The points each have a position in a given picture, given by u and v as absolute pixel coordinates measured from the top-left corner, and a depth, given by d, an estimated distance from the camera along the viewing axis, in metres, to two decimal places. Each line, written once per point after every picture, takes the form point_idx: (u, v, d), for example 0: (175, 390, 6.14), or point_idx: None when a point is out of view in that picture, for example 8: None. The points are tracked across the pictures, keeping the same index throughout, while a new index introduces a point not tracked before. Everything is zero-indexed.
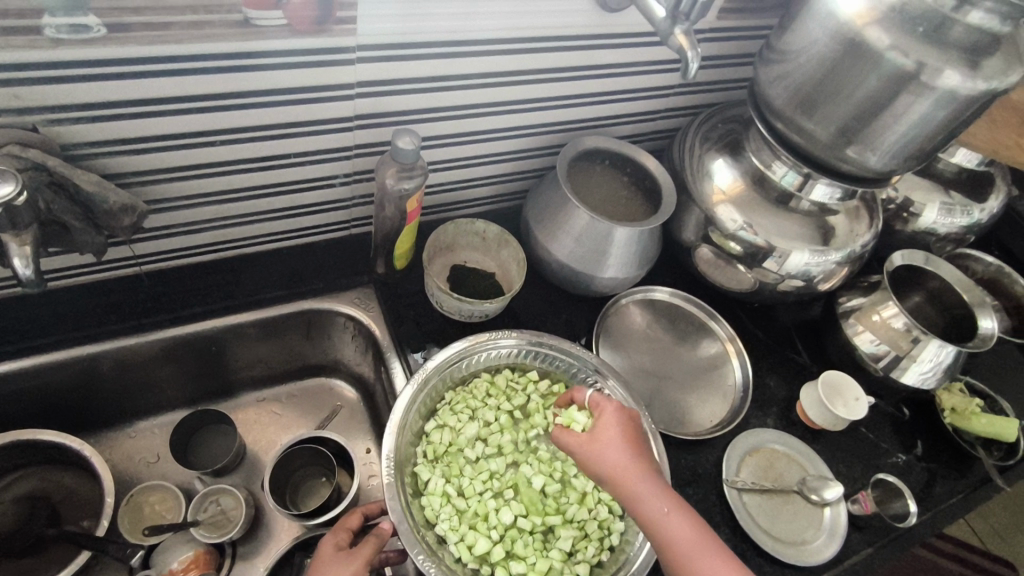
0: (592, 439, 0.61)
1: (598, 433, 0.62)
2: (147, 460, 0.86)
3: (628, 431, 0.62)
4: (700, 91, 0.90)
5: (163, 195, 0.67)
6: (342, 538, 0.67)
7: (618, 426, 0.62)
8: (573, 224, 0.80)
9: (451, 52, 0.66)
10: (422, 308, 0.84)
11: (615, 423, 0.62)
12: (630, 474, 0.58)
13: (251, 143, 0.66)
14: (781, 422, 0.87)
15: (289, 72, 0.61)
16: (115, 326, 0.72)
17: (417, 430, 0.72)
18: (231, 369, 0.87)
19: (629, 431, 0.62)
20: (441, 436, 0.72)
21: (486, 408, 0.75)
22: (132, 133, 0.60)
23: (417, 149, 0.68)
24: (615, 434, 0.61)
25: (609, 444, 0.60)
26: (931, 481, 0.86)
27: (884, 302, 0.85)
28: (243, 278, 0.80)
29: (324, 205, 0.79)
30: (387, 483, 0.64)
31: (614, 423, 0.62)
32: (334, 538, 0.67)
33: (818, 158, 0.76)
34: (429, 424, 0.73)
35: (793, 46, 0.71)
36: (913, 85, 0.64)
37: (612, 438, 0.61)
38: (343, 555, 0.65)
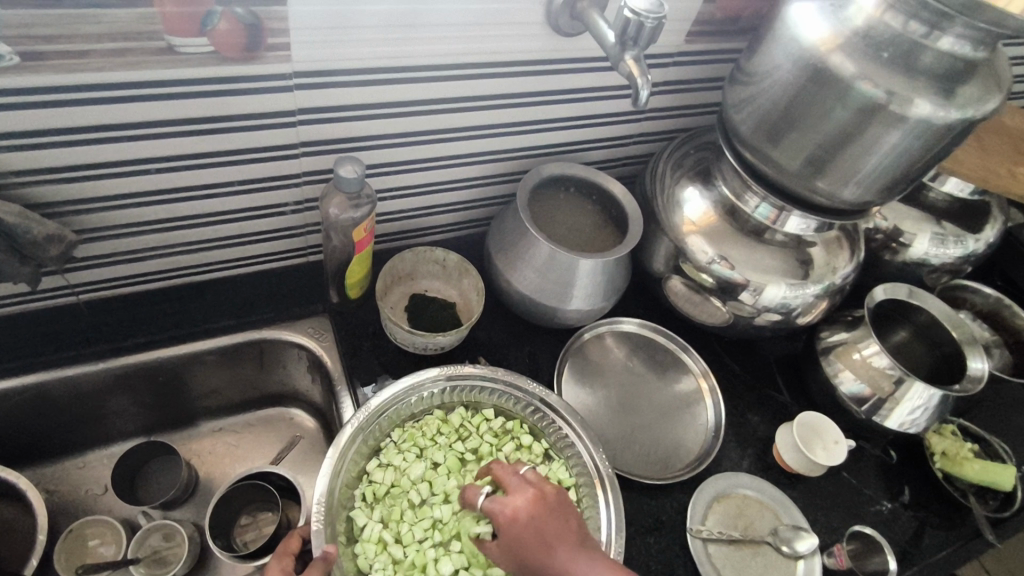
0: (512, 544, 0.55)
1: (512, 541, 0.55)
2: (95, 492, 0.83)
3: (538, 528, 0.56)
4: (672, 116, 0.87)
5: (98, 224, 0.65)
6: (287, 565, 0.60)
7: (528, 523, 0.56)
8: (532, 254, 0.77)
9: (396, 78, 0.64)
10: (377, 339, 0.81)
11: (522, 518, 0.56)
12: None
13: (190, 171, 0.64)
14: (756, 466, 0.82)
15: (221, 99, 0.59)
16: (52, 357, 0.70)
17: (358, 470, 0.69)
18: (185, 399, 0.85)
19: (541, 519, 0.56)
20: (382, 478, 0.69)
21: (433, 447, 0.72)
22: (58, 163, 0.58)
23: (361, 177, 0.65)
24: (529, 536, 0.55)
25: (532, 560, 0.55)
26: (919, 532, 0.80)
27: (865, 339, 0.81)
28: (191, 307, 0.77)
29: (274, 233, 0.77)
30: (315, 529, 0.60)
31: (521, 520, 0.56)
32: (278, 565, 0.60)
33: (789, 188, 0.72)
34: (372, 463, 0.70)
35: (758, 72, 0.67)
36: (882, 115, 0.60)
37: (530, 540, 0.55)
38: None
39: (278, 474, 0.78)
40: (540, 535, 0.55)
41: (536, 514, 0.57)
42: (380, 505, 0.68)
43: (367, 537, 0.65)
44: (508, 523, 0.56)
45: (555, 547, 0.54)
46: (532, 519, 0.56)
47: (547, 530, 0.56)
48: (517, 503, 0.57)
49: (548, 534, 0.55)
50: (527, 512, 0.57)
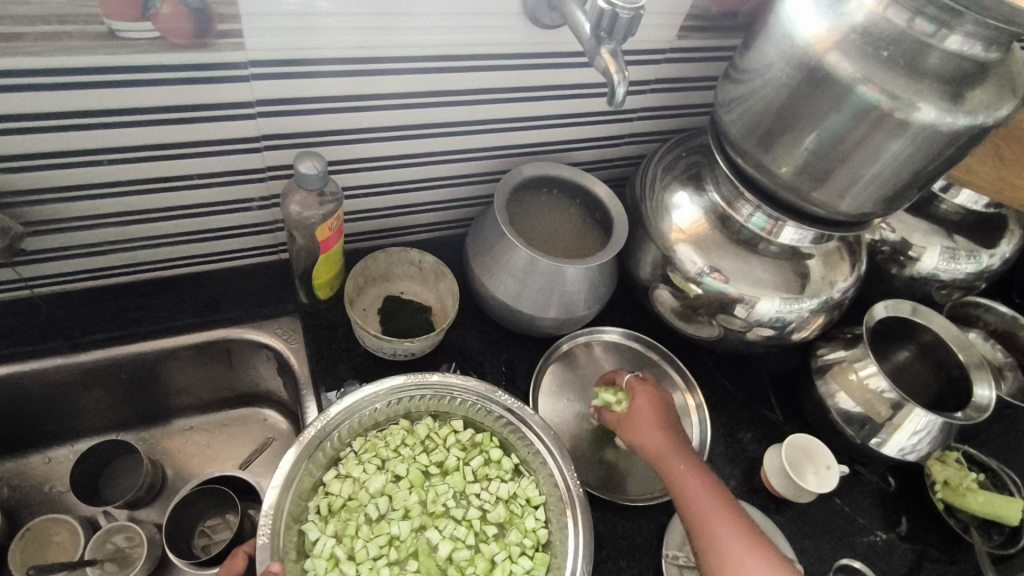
0: (631, 425, 0.69)
1: (632, 420, 0.69)
2: (59, 489, 0.81)
3: (660, 422, 0.68)
4: (666, 116, 0.82)
5: (52, 217, 0.62)
6: None
7: (652, 407, 0.69)
8: (509, 259, 0.73)
9: (361, 69, 0.61)
10: (347, 343, 0.78)
11: (647, 409, 0.69)
12: (676, 477, 0.64)
13: (145, 163, 0.62)
14: (743, 488, 0.77)
15: (173, 88, 0.56)
16: (6, 351, 0.68)
17: (315, 479, 0.66)
18: (151, 397, 0.83)
19: (657, 415, 0.68)
20: (341, 489, 0.66)
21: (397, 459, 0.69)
22: (2, 151, 0.55)
23: (324, 174, 0.62)
24: (650, 432, 0.67)
25: (649, 429, 0.67)
26: (915, 566, 0.75)
27: (863, 359, 0.75)
28: (155, 303, 0.75)
29: (241, 230, 0.74)
30: (260, 544, 0.57)
31: (646, 404, 0.69)
32: None
33: (783, 197, 0.67)
34: (331, 473, 0.67)
35: (750, 71, 0.63)
36: (882, 121, 0.55)
37: (650, 430, 0.67)
38: None
39: (240, 479, 0.75)
40: (656, 427, 0.67)
41: (652, 405, 0.69)
42: (337, 518, 0.65)
43: (319, 552, 0.62)
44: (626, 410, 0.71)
45: (667, 442, 0.66)
46: (651, 402, 0.69)
47: (664, 429, 0.67)
48: (643, 398, 0.70)
49: (660, 423, 0.68)
50: (650, 401, 0.69)
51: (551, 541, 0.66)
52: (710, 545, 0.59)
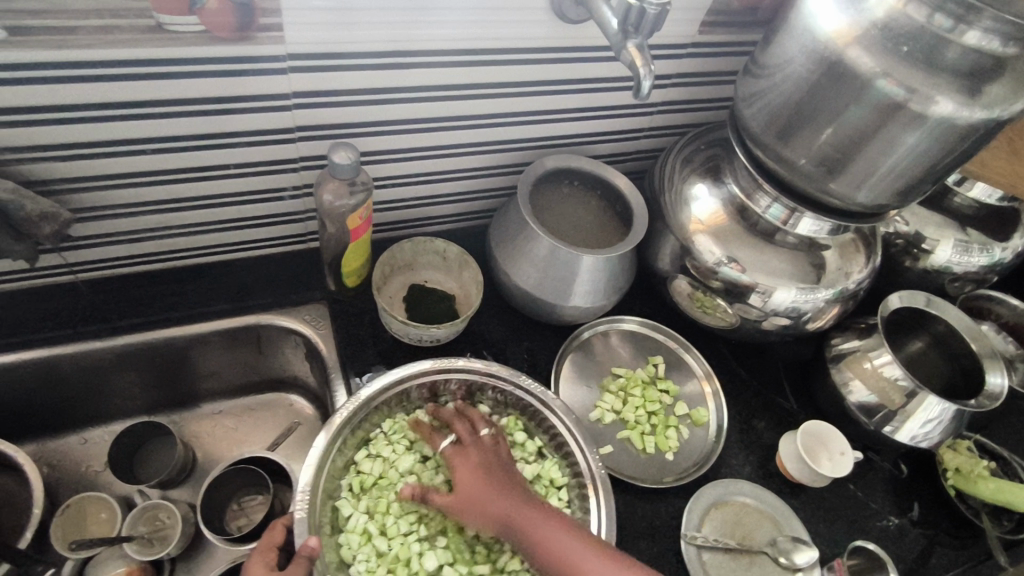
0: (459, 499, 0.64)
1: (460, 480, 0.64)
2: (95, 469, 0.85)
3: (478, 481, 0.63)
4: (685, 110, 0.84)
5: (96, 204, 0.65)
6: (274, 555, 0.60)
7: (474, 459, 0.66)
8: (532, 248, 0.75)
9: (393, 63, 0.63)
10: (374, 329, 0.80)
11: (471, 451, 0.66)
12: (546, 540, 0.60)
13: (185, 153, 0.64)
14: (758, 473, 0.79)
15: (215, 80, 0.58)
16: (51, 334, 0.71)
17: (348, 459, 0.68)
18: (183, 381, 0.85)
19: (478, 465, 0.65)
20: (372, 468, 0.69)
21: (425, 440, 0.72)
22: (53, 140, 0.58)
23: (357, 164, 0.64)
24: (490, 500, 0.63)
25: (484, 495, 0.63)
26: (927, 551, 0.77)
27: (877, 348, 0.77)
28: (190, 289, 0.77)
29: (273, 219, 0.76)
30: (298, 518, 0.60)
31: (473, 458, 0.65)
32: (264, 553, 0.59)
33: (801, 189, 0.69)
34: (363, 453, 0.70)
35: (771, 65, 0.64)
36: (901, 114, 0.57)
37: (465, 478, 0.64)
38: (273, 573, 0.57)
39: (271, 460, 0.78)
40: (480, 487, 0.63)
41: (493, 458, 0.66)
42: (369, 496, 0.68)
43: (351, 529, 0.65)
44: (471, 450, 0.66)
45: (476, 486, 0.64)
46: (493, 457, 0.66)
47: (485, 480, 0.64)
48: (468, 436, 0.67)
49: (483, 476, 0.64)
50: (471, 465, 0.65)
51: (574, 520, 0.69)
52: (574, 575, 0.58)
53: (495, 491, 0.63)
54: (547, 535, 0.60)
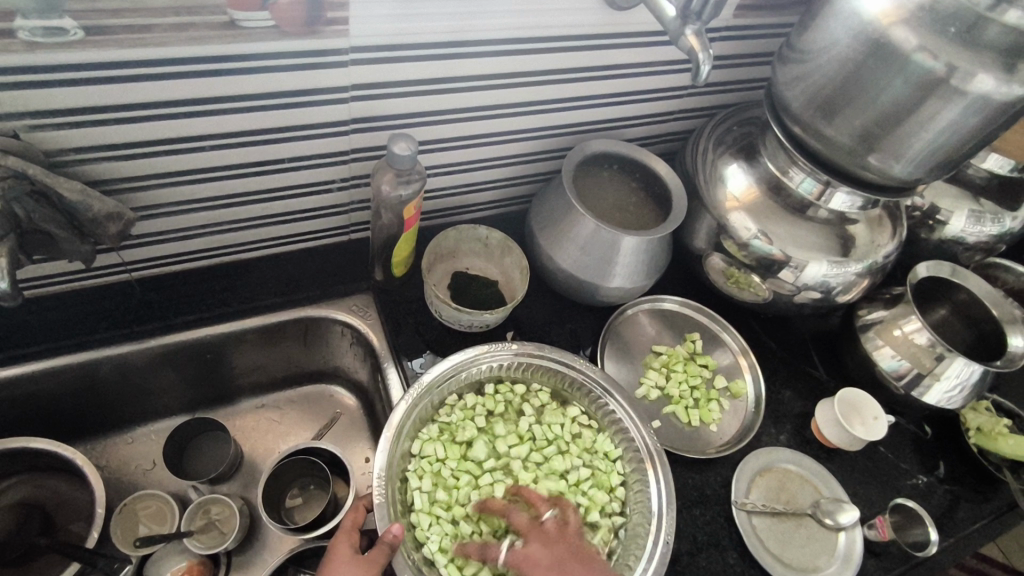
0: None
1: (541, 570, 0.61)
2: (143, 467, 0.84)
3: (558, 562, 0.61)
4: (714, 92, 0.86)
5: (152, 202, 0.65)
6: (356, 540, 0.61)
7: (553, 539, 0.64)
8: (577, 232, 0.76)
9: (449, 53, 0.63)
10: (421, 316, 0.82)
11: (547, 536, 0.64)
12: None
13: (242, 148, 0.64)
14: (795, 440, 0.83)
15: (278, 75, 0.58)
16: (105, 334, 0.71)
17: (414, 442, 0.70)
18: (230, 376, 0.85)
19: (563, 548, 0.63)
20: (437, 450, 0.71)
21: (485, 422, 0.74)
22: (117, 140, 0.58)
23: (414, 155, 0.65)
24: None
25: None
26: (954, 505, 0.82)
27: (906, 316, 0.81)
28: (238, 284, 0.78)
29: (319, 211, 0.77)
30: (377, 503, 0.62)
31: (537, 534, 0.64)
32: (348, 538, 0.61)
33: (839, 165, 0.72)
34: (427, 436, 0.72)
35: (813, 46, 0.67)
36: (943, 90, 0.60)
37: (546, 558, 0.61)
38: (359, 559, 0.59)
39: (326, 450, 0.78)
40: (562, 564, 0.61)
41: (567, 536, 0.64)
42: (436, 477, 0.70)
43: (422, 508, 0.67)
44: (544, 527, 0.65)
45: (544, 547, 0.62)
46: (561, 536, 0.64)
47: (560, 558, 0.61)
48: (539, 535, 0.64)
49: (558, 549, 0.62)
50: (548, 548, 0.62)
51: (633, 492, 0.71)
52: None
53: (581, 568, 0.61)
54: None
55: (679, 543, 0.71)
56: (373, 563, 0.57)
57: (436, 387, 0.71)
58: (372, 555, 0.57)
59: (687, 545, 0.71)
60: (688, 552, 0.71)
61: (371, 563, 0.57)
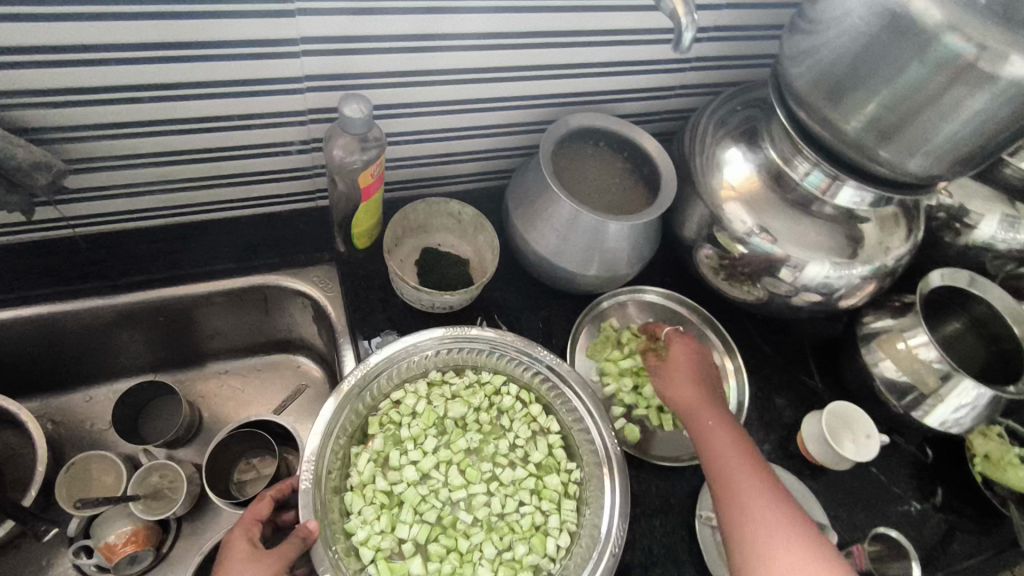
0: (664, 370, 0.69)
1: (666, 365, 0.69)
2: (100, 427, 0.82)
3: (693, 373, 0.68)
4: (721, 67, 0.78)
5: (93, 154, 0.61)
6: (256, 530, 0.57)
7: (686, 361, 0.69)
8: (552, 213, 0.70)
9: (411, 8, 0.57)
10: (383, 292, 0.77)
11: (678, 352, 0.69)
12: (688, 403, 0.65)
13: (186, 102, 0.60)
14: (777, 453, 0.77)
15: (220, 22, 0.53)
16: (49, 290, 0.69)
17: (359, 428, 0.66)
18: (189, 341, 0.83)
19: (693, 367, 0.68)
20: (382, 440, 0.67)
21: (434, 412, 0.69)
22: (44, 85, 0.54)
23: (368, 118, 0.59)
24: (686, 386, 0.67)
25: (681, 374, 0.67)
26: (948, 536, 0.75)
27: (913, 328, 0.73)
28: (195, 247, 0.75)
29: (280, 173, 0.73)
30: (302, 489, 0.57)
31: (684, 355, 0.69)
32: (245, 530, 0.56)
33: (847, 155, 0.64)
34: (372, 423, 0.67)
35: (825, 16, 0.59)
36: (971, 76, 0.51)
37: (676, 370, 0.68)
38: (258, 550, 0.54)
39: (276, 425, 0.76)
40: (695, 380, 0.67)
41: (698, 355, 0.69)
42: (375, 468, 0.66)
43: (354, 500, 0.63)
44: (675, 351, 0.70)
45: (699, 398, 0.66)
46: (704, 357, 0.70)
47: (697, 382, 0.67)
48: (683, 350, 0.70)
49: (695, 375, 0.67)
50: (687, 358, 0.69)
51: (588, 499, 0.66)
52: (733, 498, 0.58)
53: (703, 390, 0.66)
54: (733, 469, 0.60)
55: (632, 554, 0.67)
56: (282, 556, 0.54)
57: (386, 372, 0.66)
58: (281, 550, 0.54)
59: (641, 557, 0.67)
60: (641, 565, 0.66)
61: (276, 558, 0.53)
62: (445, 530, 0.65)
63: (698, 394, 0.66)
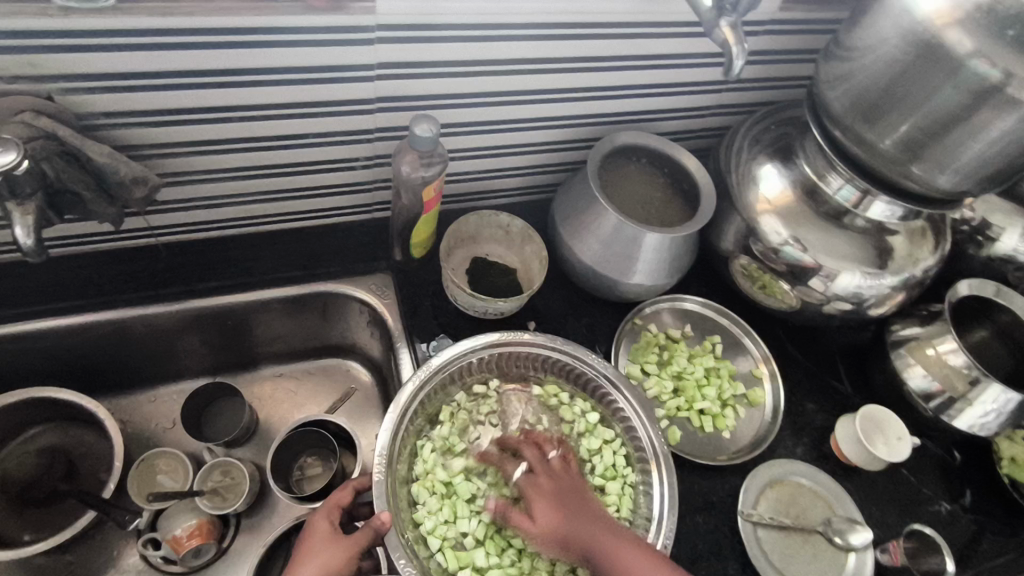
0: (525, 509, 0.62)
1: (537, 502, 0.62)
2: (164, 426, 0.86)
3: (565, 501, 0.62)
4: (755, 89, 0.83)
5: (180, 170, 0.67)
6: (337, 517, 0.62)
7: (553, 492, 0.63)
8: (599, 225, 0.75)
9: (477, 35, 0.62)
10: (436, 300, 0.82)
11: (544, 485, 0.63)
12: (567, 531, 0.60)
13: (267, 122, 0.65)
14: (811, 455, 0.80)
15: (306, 49, 0.58)
16: (130, 295, 0.74)
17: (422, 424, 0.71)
18: (250, 345, 0.87)
19: (561, 497, 0.62)
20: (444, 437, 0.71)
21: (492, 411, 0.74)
22: (146, 107, 0.59)
23: (435, 137, 0.64)
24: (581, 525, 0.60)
25: (552, 512, 0.61)
26: (977, 536, 0.78)
27: (942, 335, 0.77)
28: (262, 256, 0.80)
29: (343, 187, 0.78)
30: (376, 481, 0.62)
31: (552, 488, 0.63)
32: (327, 515, 0.61)
33: (879, 172, 0.68)
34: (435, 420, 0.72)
35: (860, 44, 0.63)
36: (996, 99, 0.56)
37: (544, 509, 0.61)
38: (336, 536, 0.59)
39: (334, 424, 0.80)
40: (564, 512, 0.61)
41: (567, 480, 0.64)
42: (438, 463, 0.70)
43: (419, 492, 0.67)
44: (542, 481, 0.64)
45: (560, 512, 0.61)
46: (566, 481, 0.64)
47: (573, 513, 0.61)
48: (546, 484, 0.63)
49: (568, 510, 0.61)
50: (550, 497, 0.62)
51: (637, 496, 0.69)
52: None
53: (583, 518, 0.61)
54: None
55: (679, 549, 0.70)
56: (356, 544, 0.58)
57: (448, 370, 0.71)
58: (357, 536, 0.59)
59: (688, 552, 0.70)
60: (687, 559, 0.70)
61: (352, 542, 0.58)
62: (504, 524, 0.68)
63: (584, 525, 0.60)
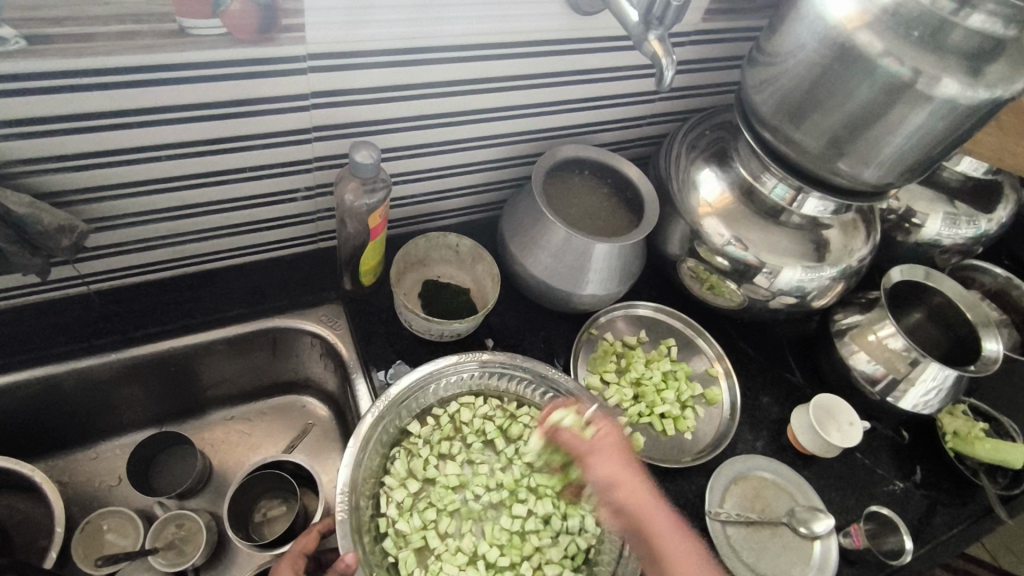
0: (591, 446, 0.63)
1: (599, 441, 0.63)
2: (109, 483, 0.82)
3: (622, 447, 0.63)
4: (687, 96, 0.86)
5: (111, 213, 0.64)
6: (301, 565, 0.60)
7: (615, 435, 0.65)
8: (547, 239, 0.75)
9: (415, 58, 0.62)
10: (391, 327, 0.80)
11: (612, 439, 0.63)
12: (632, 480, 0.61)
13: (201, 159, 0.63)
14: (771, 447, 0.82)
15: (237, 82, 0.57)
16: (63, 348, 0.70)
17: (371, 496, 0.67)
18: (197, 389, 0.83)
19: (623, 444, 0.64)
20: (398, 489, 0.68)
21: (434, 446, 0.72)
22: (67, 150, 0.56)
23: (377, 162, 0.63)
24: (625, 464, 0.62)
25: (610, 450, 0.62)
26: (931, 510, 0.81)
27: (880, 321, 0.80)
28: (203, 295, 0.77)
29: (286, 219, 0.76)
30: (340, 520, 0.59)
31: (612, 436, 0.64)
32: (291, 563, 0.59)
33: (809, 171, 0.71)
34: (381, 487, 0.68)
35: (781, 48, 0.66)
36: (909, 95, 0.59)
37: (609, 451, 0.62)
38: None
39: (293, 462, 0.77)
40: (629, 456, 0.63)
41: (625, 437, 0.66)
42: (403, 515, 0.67)
43: (404, 560, 0.64)
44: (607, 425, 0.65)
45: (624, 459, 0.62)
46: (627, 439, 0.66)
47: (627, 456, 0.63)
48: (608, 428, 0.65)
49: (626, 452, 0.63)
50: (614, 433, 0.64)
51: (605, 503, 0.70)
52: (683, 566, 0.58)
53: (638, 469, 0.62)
54: (672, 534, 0.59)
55: None
56: None
57: (376, 435, 0.66)
58: None
59: None
60: None
61: None
62: (501, 542, 0.68)
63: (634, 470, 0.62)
